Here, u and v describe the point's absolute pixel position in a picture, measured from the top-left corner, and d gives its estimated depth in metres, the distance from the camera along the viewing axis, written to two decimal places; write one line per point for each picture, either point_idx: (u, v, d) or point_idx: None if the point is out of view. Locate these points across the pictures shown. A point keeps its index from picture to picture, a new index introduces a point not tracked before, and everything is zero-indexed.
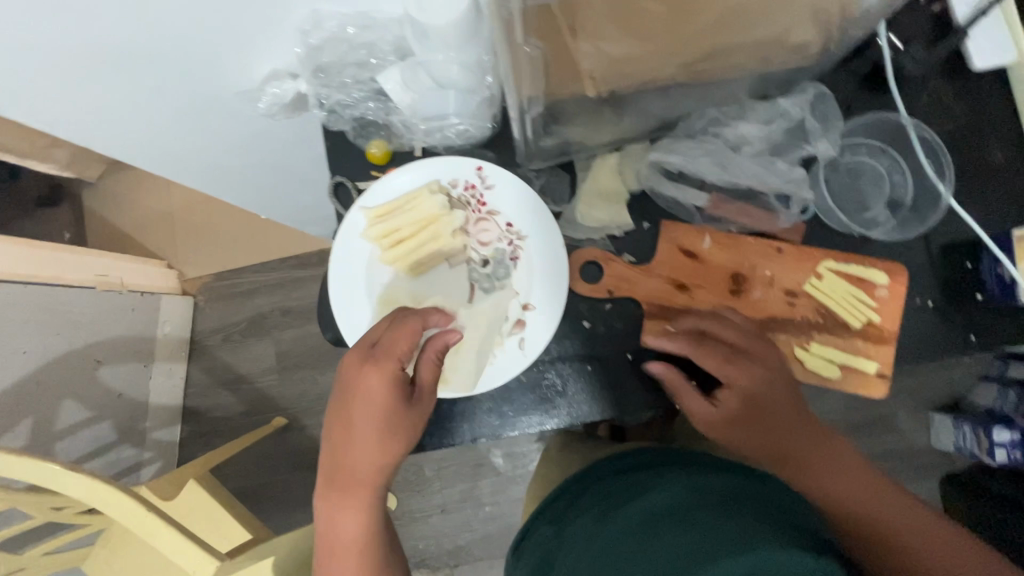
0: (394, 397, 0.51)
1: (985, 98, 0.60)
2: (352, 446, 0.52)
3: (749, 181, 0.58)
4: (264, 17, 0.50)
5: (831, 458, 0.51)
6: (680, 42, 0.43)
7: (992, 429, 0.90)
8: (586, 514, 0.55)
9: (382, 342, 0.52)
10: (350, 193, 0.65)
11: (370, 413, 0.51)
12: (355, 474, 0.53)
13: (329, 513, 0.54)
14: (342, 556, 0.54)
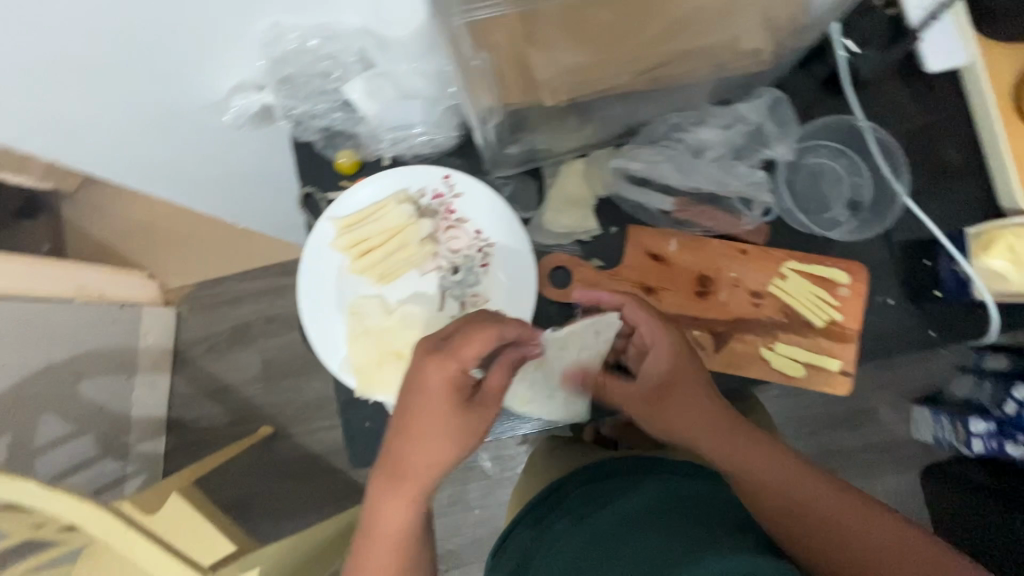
0: (455, 396, 0.46)
1: (937, 99, 0.62)
2: (412, 440, 0.47)
3: (710, 185, 0.59)
4: (226, 28, 0.50)
5: (754, 441, 0.51)
6: (635, 50, 0.43)
7: (968, 420, 0.91)
8: (565, 514, 0.57)
9: (461, 339, 0.45)
10: (320, 204, 0.64)
11: (435, 411, 0.46)
12: (412, 468, 0.47)
13: (374, 503, 0.48)
14: (378, 549, 0.48)
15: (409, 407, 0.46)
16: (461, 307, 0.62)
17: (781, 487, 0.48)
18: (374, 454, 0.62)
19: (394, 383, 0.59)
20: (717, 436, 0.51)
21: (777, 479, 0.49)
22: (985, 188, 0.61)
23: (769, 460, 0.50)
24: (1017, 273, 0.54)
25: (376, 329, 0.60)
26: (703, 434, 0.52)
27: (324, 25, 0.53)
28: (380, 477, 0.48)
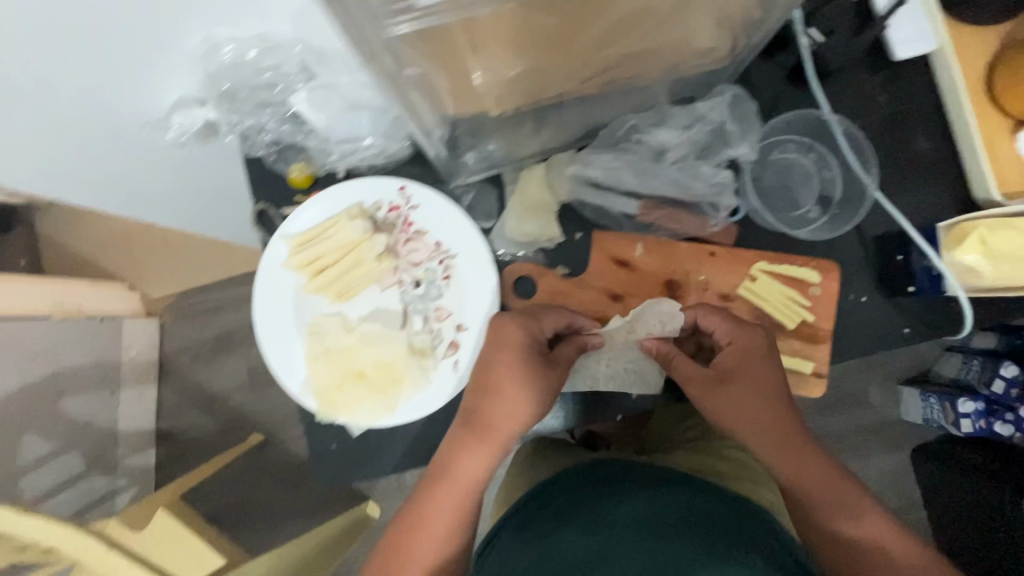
0: (537, 355, 0.50)
1: (908, 87, 0.59)
2: (489, 388, 0.50)
3: (673, 187, 0.58)
4: (153, 45, 0.47)
5: (803, 440, 0.50)
6: (583, 54, 0.41)
7: (957, 400, 0.89)
8: (555, 515, 0.56)
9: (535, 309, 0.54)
10: (274, 220, 0.62)
11: (520, 364, 0.50)
12: (493, 423, 0.49)
13: (444, 449, 0.50)
14: (445, 499, 0.49)
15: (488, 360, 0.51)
16: (424, 322, 0.59)
17: (812, 487, 0.49)
18: (343, 475, 0.60)
19: (356, 405, 0.57)
20: (770, 429, 0.50)
21: (812, 480, 0.49)
22: (957, 177, 0.59)
23: (812, 462, 0.49)
24: (989, 265, 0.52)
25: (337, 348, 0.58)
26: (757, 427, 0.50)
27: (262, 35, 0.51)
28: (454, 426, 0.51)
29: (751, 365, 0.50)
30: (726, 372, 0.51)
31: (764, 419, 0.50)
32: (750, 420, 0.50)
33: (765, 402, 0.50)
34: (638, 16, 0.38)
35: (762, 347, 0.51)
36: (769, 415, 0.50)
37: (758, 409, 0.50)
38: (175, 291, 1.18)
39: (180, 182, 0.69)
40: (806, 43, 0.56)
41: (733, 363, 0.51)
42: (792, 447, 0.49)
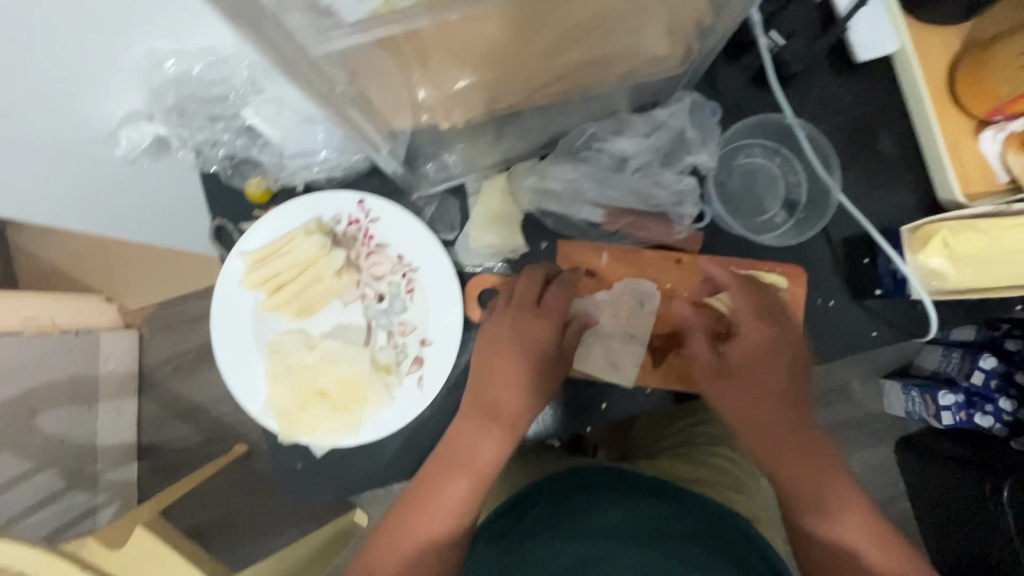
0: (547, 344, 0.53)
1: (871, 88, 0.59)
2: (508, 377, 0.53)
3: (632, 197, 0.56)
4: (92, 60, 0.46)
5: (806, 438, 0.53)
6: (535, 64, 0.40)
7: (936, 393, 0.88)
8: (532, 532, 0.54)
9: (545, 300, 0.54)
10: (233, 235, 0.60)
11: (528, 354, 0.53)
12: (507, 406, 0.53)
13: (459, 434, 0.53)
14: (461, 479, 0.52)
15: (507, 350, 0.53)
16: (389, 337, 0.58)
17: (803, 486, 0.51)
18: (310, 495, 0.59)
19: (319, 424, 0.56)
20: (773, 423, 0.53)
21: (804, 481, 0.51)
22: (923, 178, 0.58)
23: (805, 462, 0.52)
24: (953, 268, 0.52)
25: (299, 367, 0.57)
26: (762, 418, 0.53)
27: (209, 48, 0.50)
28: (470, 416, 0.53)
29: (764, 359, 0.53)
30: (737, 364, 0.54)
31: (769, 416, 0.53)
32: (756, 414, 0.53)
33: (773, 397, 0.53)
34: (589, 25, 0.37)
35: (780, 344, 0.53)
36: (775, 411, 0.53)
37: (763, 403, 0.53)
38: (153, 300, 1.14)
39: (138, 197, 0.67)
40: (765, 46, 0.56)
41: (744, 357, 0.54)
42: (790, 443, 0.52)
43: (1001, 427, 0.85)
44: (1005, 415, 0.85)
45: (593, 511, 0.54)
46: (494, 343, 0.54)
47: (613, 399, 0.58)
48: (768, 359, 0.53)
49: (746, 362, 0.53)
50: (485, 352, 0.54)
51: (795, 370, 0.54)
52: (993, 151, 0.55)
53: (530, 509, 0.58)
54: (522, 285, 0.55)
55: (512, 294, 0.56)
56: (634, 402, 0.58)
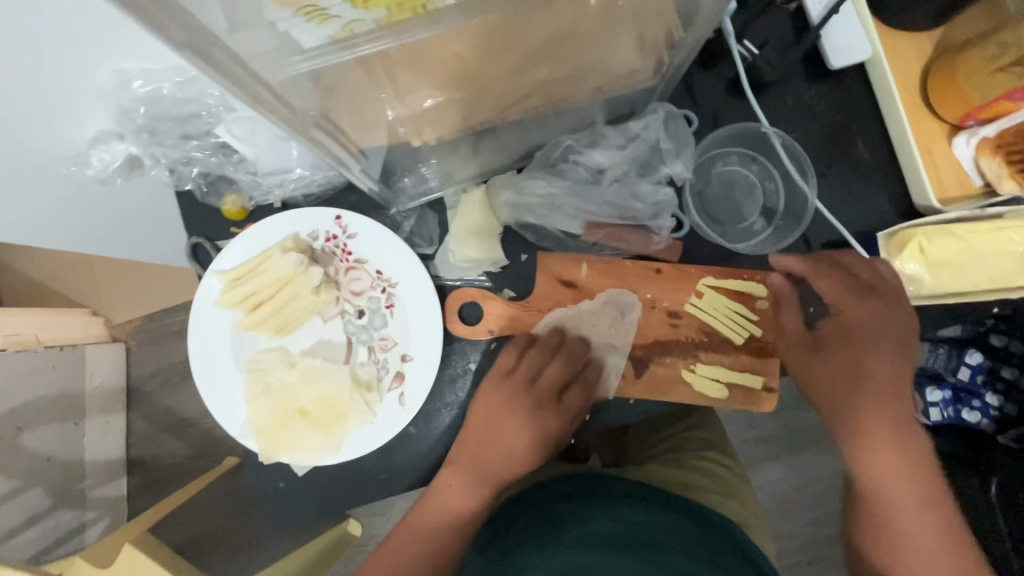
0: (541, 405, 0.55)
1: (847, 94, 0.59)
2: (507, 446, 0.54)
3: (609, 208, 0.57)
4: (54, 78, 0.46)
5: (902, 415, 0.49)
6: (506, 78, 0.40)
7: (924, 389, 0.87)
8: (520, 540, 0.52)
9: (566, 397, 0.55)
10: (211, 253, 0.59)
11: (519, 414, 0.55)
12: (492, 458, 0.54)
13: (449, 487, 0.54)
14: (440, 525, 0.53)
15: (517, 428, 0.55)
16: (370, 353, 0.58)
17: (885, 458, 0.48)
18: (294, 514, 0.58)
19: (300, 443, 0.55)
20: (866, 394, 0.49)
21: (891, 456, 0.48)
22: (898, 183, 0.59)
23: (888, 434, 0.48)
24: (930, 273, 0.53)
25: (278, 386, 0.56)
26: (849, 389, 0.50)
27: (176, 66, 0.49)
28: (463, 472, 0.54)
29: (864, 329, 0.51)
30: (830, 334, 0.52)
31: (866, 381, 0.50)
32: (846, 382, 0.50)
33: (863, 366, 0.50)
34: (557, 40, 0.37)
35: (882, 318, 0.51)
36: (868, 384, 0.50)
37: (863, 386, 0.50)
38: (140, 313, 1.13)
39: (116, 214, 0.66)
40: (738, 54, 0.56)
41: (841, 328, 0.52)
42: (883, 415, 0.49)
43: (988, 422, 0.84)
44: (992, 410, 0.83)
45: (580, 518, 0.52)
46: (506, 414, 0.55)
47: (599, 411, 0.58)
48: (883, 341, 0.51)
49: (845, 335, 0.51)
50: (492, 419, 0.55)
51: (891, 355, 0.50)
52: (966, 156, 0.55)
53: (519, 518, 0.56)
54: (550, 370, 0.56)
55: (535, 372, 0.56)
56: (618, 413, 0.58)
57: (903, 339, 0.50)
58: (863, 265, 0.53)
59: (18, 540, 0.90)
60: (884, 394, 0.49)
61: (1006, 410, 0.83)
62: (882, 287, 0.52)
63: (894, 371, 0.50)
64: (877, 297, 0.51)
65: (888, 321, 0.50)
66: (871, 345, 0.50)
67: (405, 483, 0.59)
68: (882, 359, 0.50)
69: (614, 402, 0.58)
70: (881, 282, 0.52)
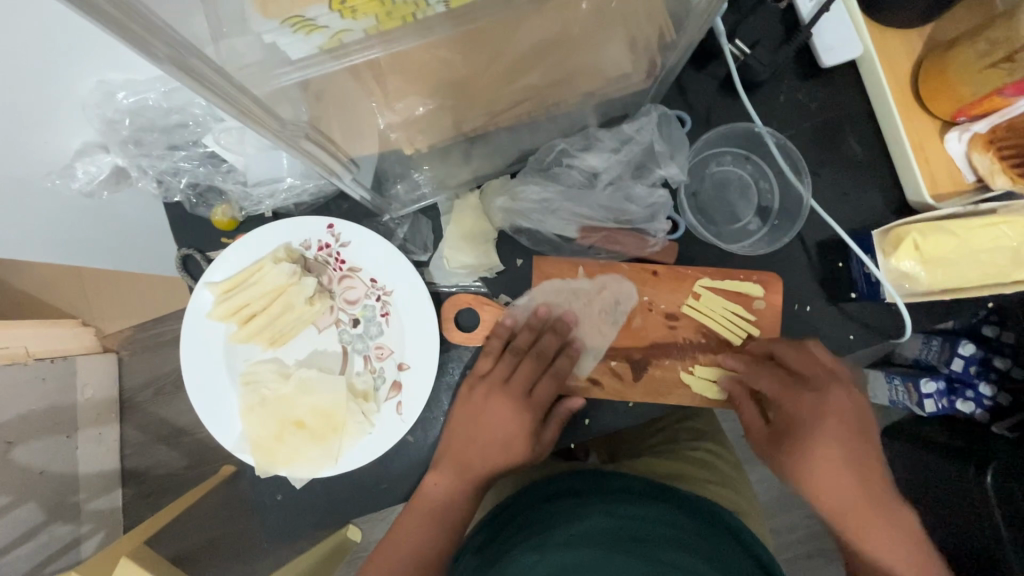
0: (512, 397, 0.55)
1: (839, 92, 0.59)
2: (480, 442, 0.55)
3: (604, 212, 0.56)
4: (38, 92, 0.46)
5: (879, 490, 0.48)
6: (497, 83, 0.40)
7: (919, 380, 0.88)
8: (511, 542, 0.54)
9: (537, 391, 0.56)
10: (201, 264, 0.58)
11: (493, 403, 0.55)
12: (467, 449, 0.54)
13: (434, 486, 0.54)
14: (416, 518, 0.53)
15: (498, 422, 0.55)
16: (366, 362, 0.57)
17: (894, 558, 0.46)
18: (290, 527, 0.57)
19: (296, 455, 0.54)
20: (848, 503, 0.48)
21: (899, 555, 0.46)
22: (891, 180, 0.59)
23: (886, 529, 0.47)
24: (925, 271, 0.52)
25: (274, 398, 0.55)
26: (833, 502, 0.49)
27: (161, 77, 0.48)
28: (445, 468, 0.54)
29: (805, 431, 0.50)
30: (789, 433, 0.51)
31: (843, 487, 0.48)
32: (829, 490, 0.48)
33: (836, 471, 0.48)
34: (549, 43, 0.37)
35: (825, 405, 0.50)
36: (846, 490, 0.48)
37: (835, 479, 0.48)
38: (132, 321, 1.11)
39: (105, 226, 0.65)
40: (730, 53, 0.56)
41: (795, 426, 0.51)
42: (872, 518, 0.47)
43: (982, 412, 0.86)
44: (986, 400, 0.86)
45: (572, 517, 0.53)
46: (479, 417, 0.55)
47: (597, 415, 0.57)
48: (830, 422, 0.50)
49: (796, 435, 0.50)
50: (466, 421, 0.55)
51: (850, 432, 0.50)
52: (959, 152, 0.55)
53: (512, 518, 0.57)
54: (521, 369, 0.56)
55: (509, 371, 0.56)
56: (617, 417, 0.57)
57: (853, 428, 0.50)
58: (802, 358, 0.53)
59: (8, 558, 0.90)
60: (864, 490, 0.48)
61: (999, 401, 0.86)
62: (817, 373, 0.52)
63: (854, 460, 0.49)
64: (814, 390, 0.51)
65: (835, 411, 0.50)
66: (826, 433, 0.49)
67: (404, 493, 0.58)
68: (849, 454, 0.49)
69: (611, 405, 0.57)
70: (812, 369, 0.53)
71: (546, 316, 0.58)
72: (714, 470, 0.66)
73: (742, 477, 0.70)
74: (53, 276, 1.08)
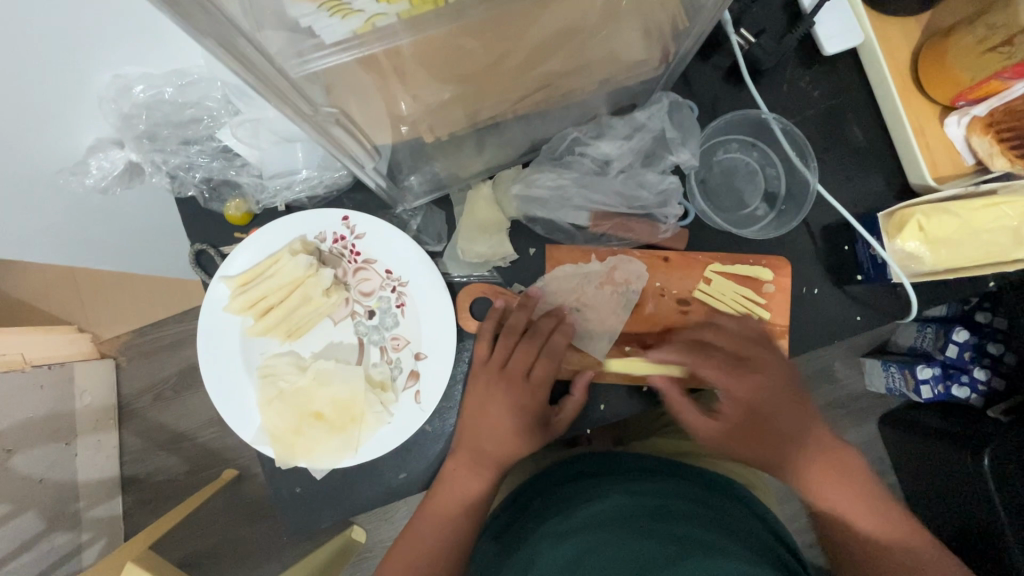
0: (514, 379, 0.55)
1: (840, 81, 0.61)
2: (492, 427, 0.54)
3: (618, 199, 0.57)
4: (57, 89, 0.46)
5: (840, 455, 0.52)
6: (515, 72, 0.40)
7: (916, 367, 0.91)
8: (537, 527, 0.55)
9: (534, 374, 0.55)
10: (215, 260, 0.58)
11: (494, 389, 0.55)
12: (480, 438, 0.55)
13: (454, 472, 0.54)
14: (445, 506, 0.53)
15: (500, 412, 0.55)
16: (382, 353, 0.57)
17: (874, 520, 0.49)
18: (308, 522, 0.57)
19: (316, 447, 0.54)
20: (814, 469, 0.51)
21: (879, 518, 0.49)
22: (892, 165, 0.60)
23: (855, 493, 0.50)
24: (929, 251, 0.54)
25: (292, 390, 0.55)
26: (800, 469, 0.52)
27: (178, 70, 0.50)
28: (463, 455, 0.54)
29: (760, 416, 0.53)
30: (745, 424, 0.53)
31: (816, 461, 0.51)
32: (793, 465, 0.52)
33: (795, 444, 0.52)
34: (568, 30, 0.37)
35: (765, 386, 0.54)
36: (812, 458, 0.52)
37: (796, 449, 0.52)
38: (129, 328, 1.11)
39: (108, 223, 0.65)
40: (736, 43, 0.57)
41: (751, 410, 0.54)
42: (836, 477, 0.51)
43: (977, 397, 0.88)
44: (980, 385, 0.88)
45: (586, 497, 0.56)
46: (488, 399, 0.55)
47: (612, 400, 0.58)
48: (771, 398, 0.53)
49: (750, 414, 0.54)
50: (478, 404, 0.55)
51: (789, 398, 0.54)
52: (958, 136, 0.57)
53: (528, 508, 0.60)
54: (518, 353, 0.55)
55: (507, 356, 0.56)
56: (632, 401, 0.58)
57: (794, 393, 0.54)
58: (724, 339, 0.55)
59: (8, 569, 0.87)
60: (836, 468, 0.51)
61: (993, 384, 0.87)
62: (750, 353, 0.55)
63: (816, 432, 0.53)
64: (749, 371, 0.54)
65: (775, 382, 0.54)
66: (774, 410, 0.53)
67: (422, 483, 0.58)
68: (804, 434, 0.52)
69: (626, 391, 0.58)
70: (750, 351, 0.55)
71: (535, 295, 0.58)
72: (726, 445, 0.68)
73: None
74: (50, 282, 1.05)
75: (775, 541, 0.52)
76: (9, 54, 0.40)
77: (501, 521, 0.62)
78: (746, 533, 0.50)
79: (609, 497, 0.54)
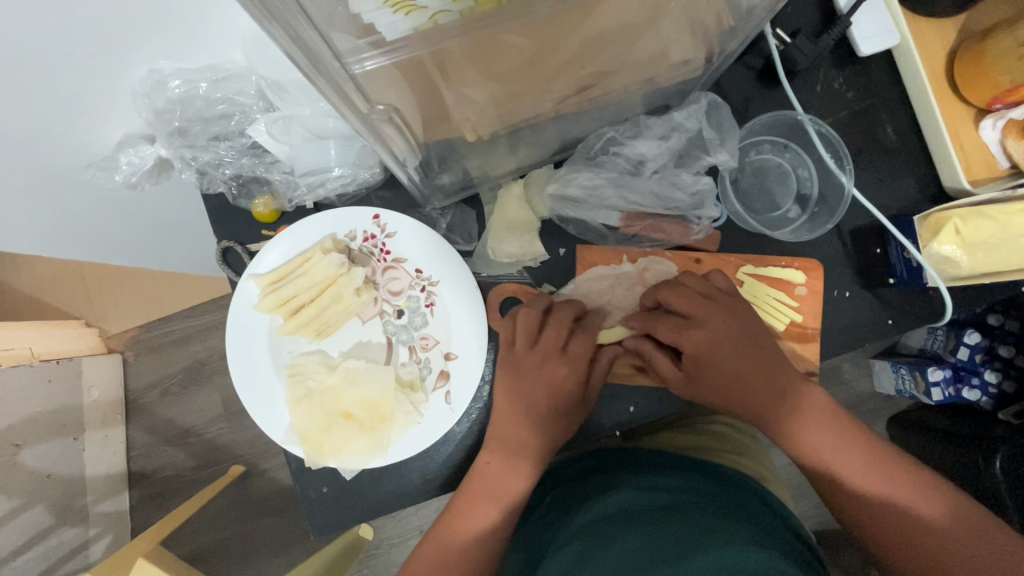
0: (551, 354, 0.52)
1: (874, 82, 0.60)
2: (523, 429, 0.53)
3: (653, 199, 0.57)
4: (91, 85, 0.45)
5: (838, 424, 0.51)
6: (557, 77, 0.39)
7: (926, 369, 0.89)
8: (561, 521, 0.55)
9: (571, 347, 0.52)
10: (242, 257, 0.57)
11: (529, 373, 0.53)
12: (511, 433, 0.53)
13: (488, 465, 0.53)
14: (485, 503, 0.52)
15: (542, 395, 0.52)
16: (411, 353, 0.57)
17: (887, 501, 0.48)
18: (335, 521, 0.57)
19: (345, 446, 0.54)
20: (812, 441, 0.51)
21: (887, 490, 0.48)
22: (925, 167, 0.60)
23: (861, 462, 0.49)
24: (965, 255, 0.53)
25: (319, 389, 0.55)
26: (800, 439, 0.51)
27: (212, 66, 0.50)
28: (494, 449, 0.53)
29: (720, 365, 0.51)
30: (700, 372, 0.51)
31: (806, 441, 0.51)
32: (800, 436, 0.51)
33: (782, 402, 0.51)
34: (615, 35, 0.36)
35: (714, 335, 0.51)
36: (822, 431, 0.51)
37: (775, 403, 0.51)
38: (137, 323, 1.10)
39: (126, 217, 0.64)
40: (773, 45, 0.56)
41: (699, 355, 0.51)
42: (840, 441, 0.50)
43: (987, 400, 0.87)
44: (991, 388, 0.87)
45: (607, 491, 0.55)
46: (521, 385, 0.53)
47: (642, 402, 0.58)
48: (723, 349, 0.51)
49: (709, 367, 0.51)
50: (509, 403, 0.54)
51: (761, 360, 0.52)
52: (993, 139, 0.56)
53: (544, 502, 0.62)
54: (548, 328, 0.53)
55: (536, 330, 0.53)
56: (662, 403, 0.58)
57: (766, 359, 0.52)
58: (680, 298, 0.52)
59: (17, 564, 0.86)
60: (838, 447, 0.50)
61: (1004, 388, 0.87)
62: (704, 311, 0.51)
63: (801, 401, 0.52)
64: (703, 325, 0.51)
65: (738, 338, 0.51)
66: (723, 358, 0.51)
67: (449, 481, 0.58)
68: (798, 408, 0.52)
69: (657, 393, 0.58)
70: (696, 308, 0.51)
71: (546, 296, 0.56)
72: (740, 440, 0.68)
73: (761, 446, 0.71)
74: (57, 274, 1.04)
75: (797, 542, 0.49)
76: (47, 47, 0.39)
77: (528, 515, 0.63)
78: (774, 531, 0.48)
79: (632, 492, 0.53)
